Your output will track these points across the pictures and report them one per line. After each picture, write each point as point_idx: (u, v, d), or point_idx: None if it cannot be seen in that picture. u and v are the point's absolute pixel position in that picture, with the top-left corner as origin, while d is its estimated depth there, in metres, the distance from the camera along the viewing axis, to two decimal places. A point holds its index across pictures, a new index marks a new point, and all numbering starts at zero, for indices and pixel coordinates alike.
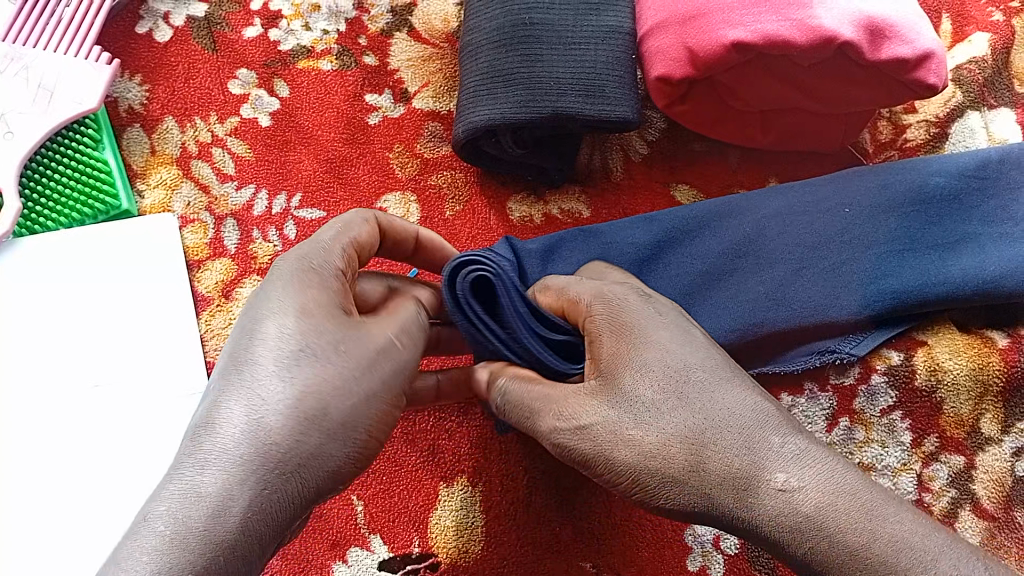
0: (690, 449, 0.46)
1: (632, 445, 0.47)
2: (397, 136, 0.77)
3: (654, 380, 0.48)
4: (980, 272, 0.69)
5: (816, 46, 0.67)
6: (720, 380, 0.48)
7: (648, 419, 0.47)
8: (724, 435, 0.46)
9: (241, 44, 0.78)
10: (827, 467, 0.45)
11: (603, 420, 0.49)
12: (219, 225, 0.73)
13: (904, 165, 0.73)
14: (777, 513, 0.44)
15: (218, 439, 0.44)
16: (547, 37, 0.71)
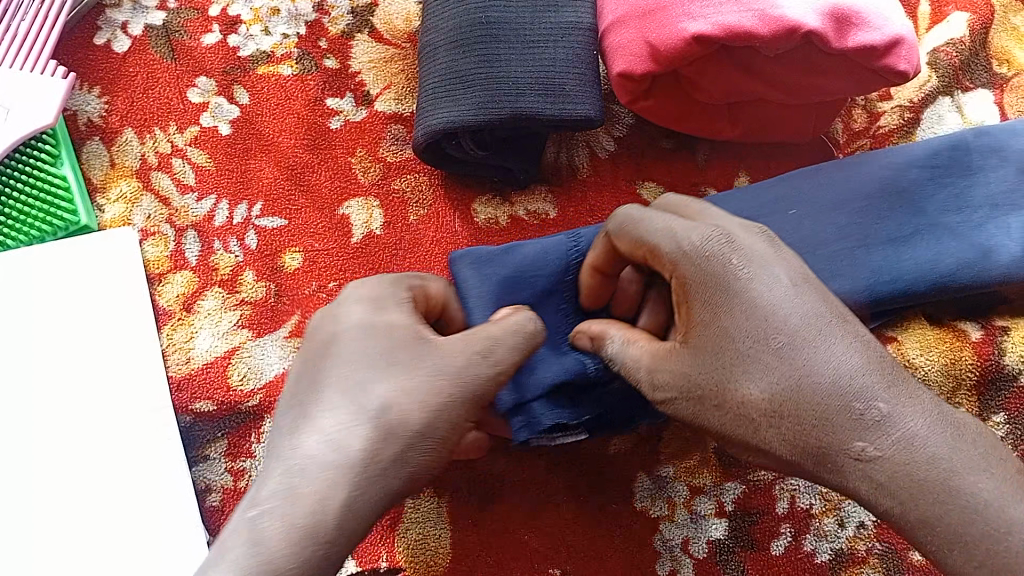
0: (778, 413, 0.48)
1: (718, 409, 0.50)
2: (359, 140, 0.76)
3: (749, 343, 0.49)
4: (935, 265, 0.66)
5: (780, 37, 0.65)
6: (814, 340, 0.48)
7: (738, 387, 0.50)
8: (806, 404, 0.48)
9: (200, 51, 0.77)
10: (910, 427, 0.46)
11: (695, 386, 0.51)
12: (180, 238, 0.72)
13: (853, 160, 0.71)
14: (858, 474, 0.47)
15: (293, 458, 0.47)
16: (505, 35, 0.70)
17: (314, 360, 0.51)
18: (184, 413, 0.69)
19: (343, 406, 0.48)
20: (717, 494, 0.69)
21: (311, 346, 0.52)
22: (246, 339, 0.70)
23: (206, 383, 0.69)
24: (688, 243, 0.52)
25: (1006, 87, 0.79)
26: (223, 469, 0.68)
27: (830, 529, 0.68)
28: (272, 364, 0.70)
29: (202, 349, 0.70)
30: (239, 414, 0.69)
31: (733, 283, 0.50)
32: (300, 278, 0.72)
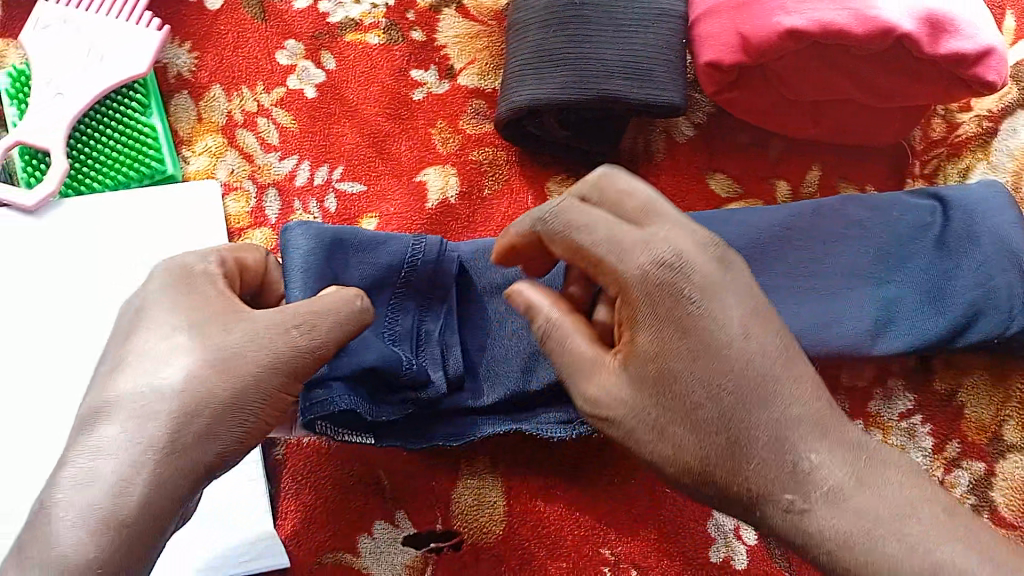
0: (714, 465, 0.47)
1: (673, 449, 0.48)
2: (440, 113, 0.77)
3: (700, 384, 0.47)
4: (939, 319, 0.66)
5: (873, 37, 0.65)
6: (765, 382, 0.46)
7: (677, 425, 0.48)
8: (756, 440, 0.46)
9: (290, 14, 0.78)
10: (831, 484, 0.45)
11: (621, 403, 0.49)
12: (261, 195, 0.74)
13: (864, 202, 0.70)
14: (785, 511, 0.46)
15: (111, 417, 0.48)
16: (596, 18, 0.71)
17: (162, 292, 0.52)
18: None
19: (184, 341, 0.49)
20: None
21: (173, 281, 0.53)
22: None
23: None
24: (538, 215, 0.52)
25: None
26: None
27: None
28: None
29: None
30: None
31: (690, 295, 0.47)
32: None
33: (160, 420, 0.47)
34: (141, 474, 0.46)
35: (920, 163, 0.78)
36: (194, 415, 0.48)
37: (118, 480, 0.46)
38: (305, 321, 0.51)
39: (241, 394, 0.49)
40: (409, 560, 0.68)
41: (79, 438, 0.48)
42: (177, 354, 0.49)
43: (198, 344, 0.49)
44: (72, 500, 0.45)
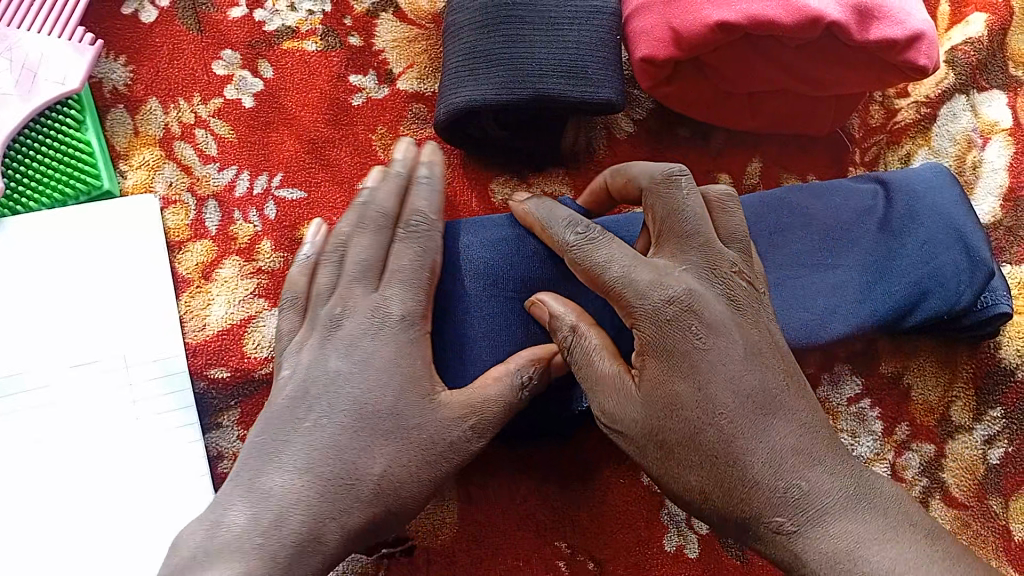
0: (710, 497, 0.49)
1: (747, 514, 0.49)
2: (380, 118, 0.76)
3: (683, 418, 0.49)
4: (889, 299, 0.65)
5: (802, 26, 0.65)
6: (730, 422, 0.49)
7: (677, 470, 0.50)
8: (736, 479, 0.49)
9: (226, 24, 0.78)
10: (830, 505, 0.48)
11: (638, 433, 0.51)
12: (201, 207, 0.73)
13: (812, 190, 0.69)
14: (783, 550, 0.49)
15: (308, 438, 0.52)
16: (529, 18, 0.71)
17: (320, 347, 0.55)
18: (199, 378, 0.69)
19: (345, 390, 0.53)
20: None
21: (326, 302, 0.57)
22: (263, 308, 0.71)
23: (222, 348, 0.70)
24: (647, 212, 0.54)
25: (1018, 90, 0.79)
26: (236, 436, 0.69)
27: None
28: None
29: (218, 315, 0.70)
30: (253, 381, 0.69)
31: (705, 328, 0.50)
32: None
33: (328, 469, 0.51)
34: (321, 521, 0.51)
35: (860, 151, 0.79)
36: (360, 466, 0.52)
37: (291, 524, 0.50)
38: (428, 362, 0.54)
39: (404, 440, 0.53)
40: (359, 567, 0.67)
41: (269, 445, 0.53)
42: (340, 400, 0.53)
43: (364, 386, 0.53)
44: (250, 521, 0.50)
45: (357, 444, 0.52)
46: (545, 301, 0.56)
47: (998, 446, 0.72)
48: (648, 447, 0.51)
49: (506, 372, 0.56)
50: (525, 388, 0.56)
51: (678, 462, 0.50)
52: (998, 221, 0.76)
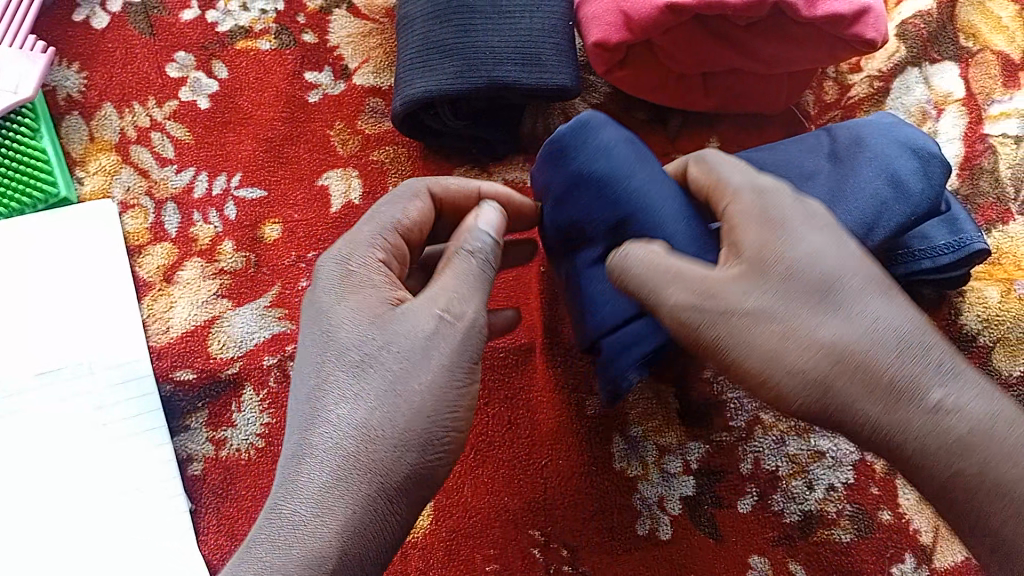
0: (836, 367, 0.48)
1: (955, 415, 0.48)
2: (338, 113, 0.76)
3: (804, 279, 0.50)
4: (853, 220, 0.63)
5: (750, 6, 0.66)
6: (874, 290, 0.50)
7: (804, 338, 0.49)
8: (882, 348, 0.49)
9: (179, 27, 0.78)
10: (965, 397, 0.48)
11: (736, 304, 0.50)
12: (160, 210, 0.72)
13: (758, 151, 0.70)
14: (943, 427, 0.48)
15: (335, 421, 0.49)
16: (481, 7, 0.71)
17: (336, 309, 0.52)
18: (165, 381, 0.68)
19: (369, 349, 0.50)
20: (682, 454, 0.72)
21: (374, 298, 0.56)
22: (227, 308, 0.69)
23: (188, 350, 0.69)
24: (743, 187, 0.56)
25: (971, 61, 0.80)
26: (205, 438, 0.68)
27: (798, 490, 0.71)
28: (253, 334, 0.69)
29: (181, 318, 0.69)
30: (220, 381, 0.68)
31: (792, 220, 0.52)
32: (281, 247, 0.71)
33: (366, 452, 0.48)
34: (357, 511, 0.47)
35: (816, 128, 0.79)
36: (380, 447, 0.48)
37: (318, 519, 0.47)
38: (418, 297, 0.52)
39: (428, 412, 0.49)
40: None
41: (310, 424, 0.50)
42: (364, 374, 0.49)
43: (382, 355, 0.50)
44: (298, 508, 0.48)
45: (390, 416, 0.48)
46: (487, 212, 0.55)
47: None
48: (743, 317, 0.50)
49: (451, 253, 0.52)
50: (473, 254, 0.52)
51: (799, 331, 0.49)
52: (955, 191, 0.77)
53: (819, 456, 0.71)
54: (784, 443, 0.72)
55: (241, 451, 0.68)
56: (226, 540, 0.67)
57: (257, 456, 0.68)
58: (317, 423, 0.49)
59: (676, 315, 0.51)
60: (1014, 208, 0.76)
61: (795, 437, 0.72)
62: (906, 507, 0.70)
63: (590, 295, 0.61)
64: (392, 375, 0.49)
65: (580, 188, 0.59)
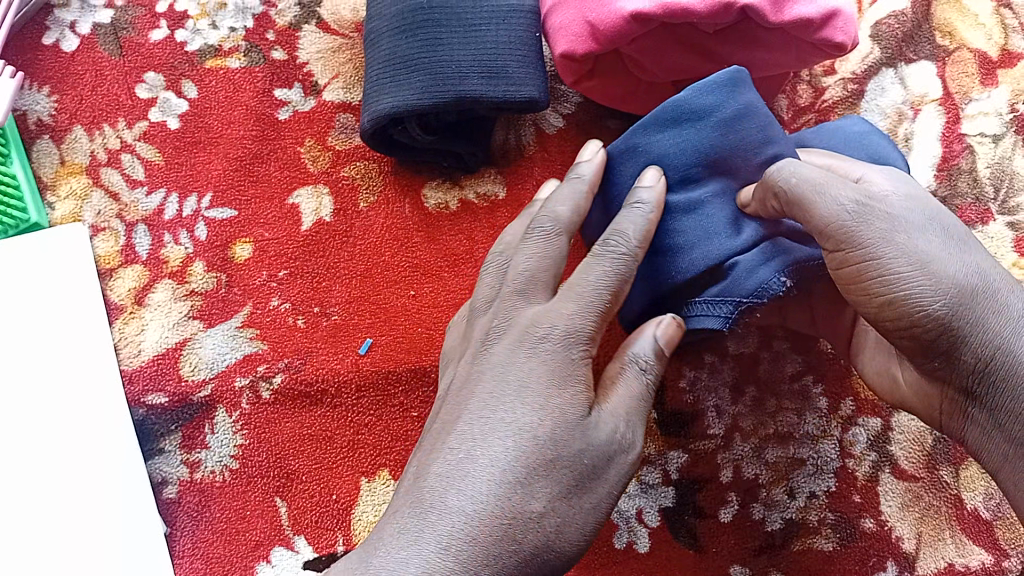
0: (981, 287, 0.48)
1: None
2: (308, 130, 0.75)
3: (942, 223, 0.51)
4: None
5: (716, 13, 0.66)
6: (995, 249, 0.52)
7: (938, 255, 0.49)
8: (1016, 288, 0.49)
9: (148, 48, 0.78)
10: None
11: (887, 214, 0.50)
12: (130, 232, 0.72)
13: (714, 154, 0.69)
14: None
15: (505, 487, 0.48)
16: (447, 20, 0.70)
17: (502, 423, 0.49)
18: (137, 406, 0.68)
19: (567, 425, 0.50)
20: (662, 465, 0.71)
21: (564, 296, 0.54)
22: (199, 329, 0.69)
23: (159, 374, 0.69)
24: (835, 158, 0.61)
25: (948, 59, 0.79)
26: (179, 461, 0.68)
27: (779, 498, 0.70)
28: (224, 357, 0.69)
29: (152, 341, 0.69)
30: (192, 405, 0.68)
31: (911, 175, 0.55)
32: (251, 267, 0.71)
33: (504, 526, 0.47)
34: None
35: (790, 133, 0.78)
36: (524, 528, 0.47)
37: (440, 573, 0.46)
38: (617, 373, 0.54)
39: (564, 515, 0.49)
40: None
41: (441, 470, 0.49)
42: (548, 447, 0.49)
43: (589, 439, 0.50)
44: (416, 555, 0.46)
45: (542, 503, 0.48)
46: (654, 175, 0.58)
47: None
48: (890, 227, 0.50)
49: (626, 367, 0.54)
50: (646, 372, 0.54)
51: (956, 252, 0.49)
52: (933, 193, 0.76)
53: (799, 463, 0.71)
54: (762, 451, 0.71)
55: (215, 474, 0.68)
56: (201, 560, 0.67)
57: (231, 477, 0.68)
58: (461, 474, 0.48)
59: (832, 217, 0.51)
60: (994, 208, 0.75)
61: (776, 445, 0.71)
62: (888, 514, 0.70)
63: (709, 229, 0.57)
64: (551, 462, 0.48)
65: (745, 122, 0.58)
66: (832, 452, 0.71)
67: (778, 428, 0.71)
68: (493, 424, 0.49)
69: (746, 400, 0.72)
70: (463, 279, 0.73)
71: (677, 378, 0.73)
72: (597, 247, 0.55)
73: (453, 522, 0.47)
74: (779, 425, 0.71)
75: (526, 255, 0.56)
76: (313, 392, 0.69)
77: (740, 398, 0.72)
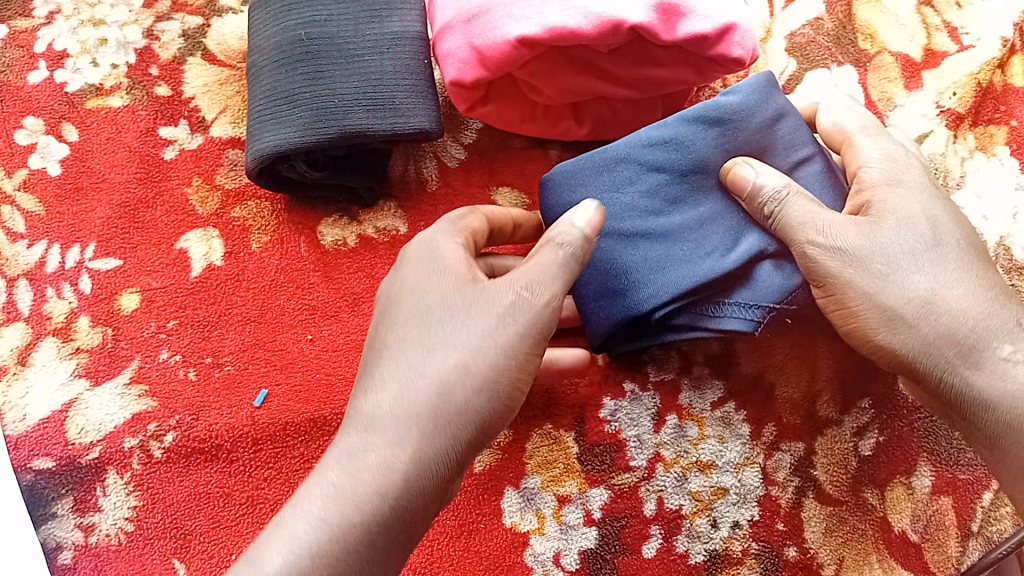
0: (917, 313, 0.54)
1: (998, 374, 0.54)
2: (195, 169, 0.72)
3: (898, 247, 0.55)
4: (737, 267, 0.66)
5: (606, 33, 0.63)
6: (957, 262, 0.55)
7: (886, 282, 0.54)
8: (956, 309, 0.54)
9: (27, 91, 0.74)
10: (999, 336, 0.54)
11: (849, 256, 0.54)
12: (11, 289, 0.69)
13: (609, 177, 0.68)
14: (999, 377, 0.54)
15: (429, 361, 0.49)
16: (329, 51, 0.67)
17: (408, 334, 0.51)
18: (24, 472, 0.66)
19: (480, 298, 0.51)
20: (583, 502, 0.68)
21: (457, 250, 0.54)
22: (85, 388, 0.67)
23: (45, 438, 0.66)
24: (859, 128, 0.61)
25: (869, 64, 0.76)
26: (73, 525, 0.65)
27: (702, 529, 0.68)
28: (112, 416, 0.67)
29: (38, 403, 0.67)
30: (80, 468, 0.66)
31: (904, 186, 0.57)
32: (140, 319, 0.69)
33: (421, 399, 0.49)
34: (407, 456, 0.48)
35: None
36: (447, 397, 0.49)
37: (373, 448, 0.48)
38: (530, 279, 0.51)
39: (481, 386, 0.49)
40: None
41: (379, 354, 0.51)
42: (469, 325, 0.50)
43: (502, 303, 0.50)
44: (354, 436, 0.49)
45: (460, 385, 0.49)
46: (589, 211, 0.52)
47: (868, 437, 0.69)
48: (853, 264, 0.54)
49: (541, 243, 0.52)
50: (563, 246, 0.51)
51: (897, 276, 0.54)
52: None
53: (722, 492, 0.68)
54: (685, 480, 0.68)
55: (111, 537, 0.65)
56: None
57: (127, 540, 0.65)
58: (398, 350, 0.51)
59: (807, 245, 0.54)
60: None
61: (698, 474, 0.68)
62: (812, 542, 0.67)
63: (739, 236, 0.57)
64: (474, 336, 0.50)
65: (782, 126, 0.59)
66: (755, 480, 0.68)
67: (699, 456, 0.69)
68: (410, 301, 0.52)
69: (667, 429, 0.69)
70: (363, 318, 0.69)
71: (597, 409, 0.70)
72: (551, 239, 0.52)
73: (385, 398, 0.49)
74: (701, 453, 0.69)
75: (445, 233, 0.55)
76: (208, 448, 0.66)
77: (660, 426, 0.70)
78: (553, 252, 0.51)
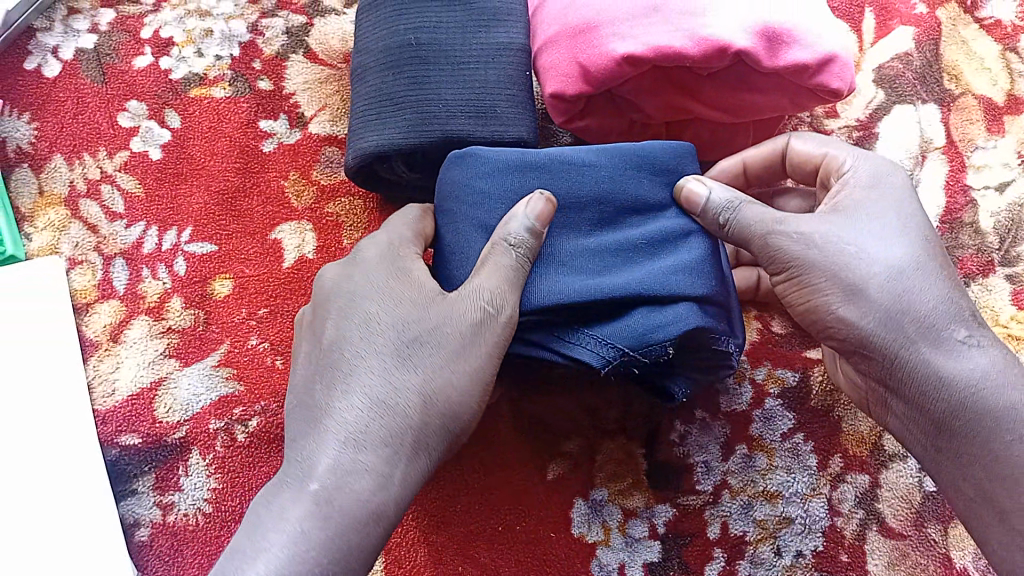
0: (884, 296, 0.54)
1: (947, 357, 0.54)
2: (292, 163, 0.74)
3: (858, 234, 0.55)
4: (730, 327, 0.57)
5: (711, 57, 0.64)
6: (926, 253, 0.55)
7: (852, 264, 0.54)
8: (922, 294, 0.54)
9: (132, 75, 0.76)
10: (950, 318, 0.54)
11: (817, 242, 0.55)
12: (107, 266, 0.71)
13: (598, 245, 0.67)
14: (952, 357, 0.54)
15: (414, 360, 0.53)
16: (434, 58, 0.69)
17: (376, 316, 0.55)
18: (110, 446, 0.67)
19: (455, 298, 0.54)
20: (649, 517, 0.69)
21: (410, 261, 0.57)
22: (174, 368, 0.68)
23: (133, 415, 0.67)
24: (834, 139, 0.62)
25: (954, 105, 0.77)
26: (152, 503, 0.66)
27: (766, 556, 0.68)
28: (199, 396, 0.68)
29: (128, 379, 0.68)
30: (165, 447, 0.67)
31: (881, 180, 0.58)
32: (231, 304, 0.70)
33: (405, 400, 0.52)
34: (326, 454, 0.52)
35: None
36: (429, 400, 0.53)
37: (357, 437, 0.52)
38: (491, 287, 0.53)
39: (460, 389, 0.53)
40: None
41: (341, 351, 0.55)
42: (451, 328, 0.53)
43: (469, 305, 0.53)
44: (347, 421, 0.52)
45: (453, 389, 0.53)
46: (540, 202, 0.54)
47: None
48: (817, 249, 0.55)
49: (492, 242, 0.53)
50: (512, 245, 0.53)
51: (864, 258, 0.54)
52: None
53: (787, 521, 0.68)
54: (751, 509, 0.69)
55: (189, 516, 0.66)
56: None
57: (204, 521, 0.66)
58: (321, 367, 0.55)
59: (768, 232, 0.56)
60: (996, 259, 0.73)
61: (764, 503, 0.69)
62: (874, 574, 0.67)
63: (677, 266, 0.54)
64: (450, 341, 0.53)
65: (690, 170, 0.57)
66: (821, 511, 0.69)
67: (766, 485, 0.69)
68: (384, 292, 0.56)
69: (735, 457, 0.70)
70: None
71: (666, 431, 0.70)
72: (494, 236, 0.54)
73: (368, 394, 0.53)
74: (768, 483, 0.69)
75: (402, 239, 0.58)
76: None
77: (728, 455, 0.70)
78: (502, 251, 0.53)
